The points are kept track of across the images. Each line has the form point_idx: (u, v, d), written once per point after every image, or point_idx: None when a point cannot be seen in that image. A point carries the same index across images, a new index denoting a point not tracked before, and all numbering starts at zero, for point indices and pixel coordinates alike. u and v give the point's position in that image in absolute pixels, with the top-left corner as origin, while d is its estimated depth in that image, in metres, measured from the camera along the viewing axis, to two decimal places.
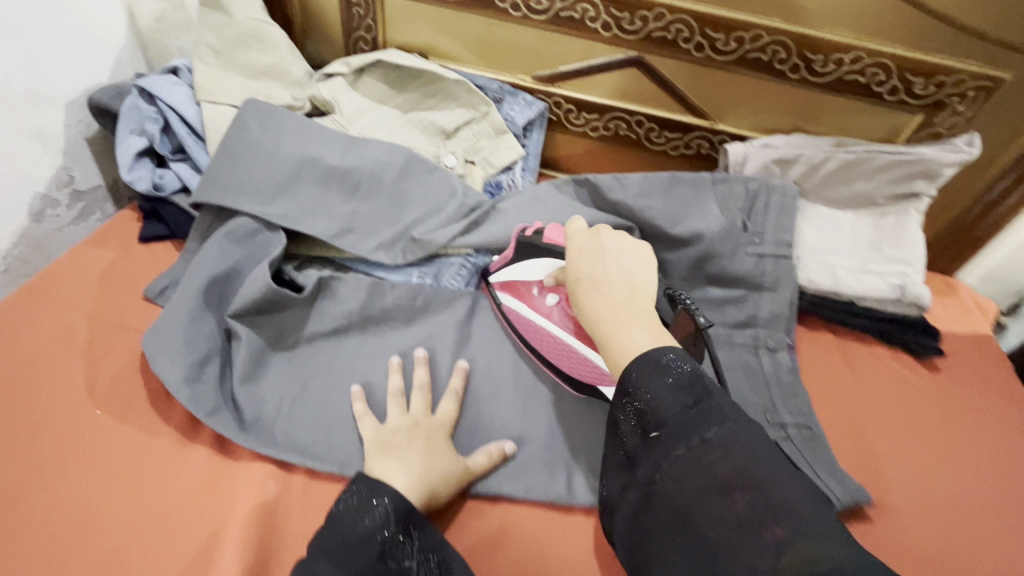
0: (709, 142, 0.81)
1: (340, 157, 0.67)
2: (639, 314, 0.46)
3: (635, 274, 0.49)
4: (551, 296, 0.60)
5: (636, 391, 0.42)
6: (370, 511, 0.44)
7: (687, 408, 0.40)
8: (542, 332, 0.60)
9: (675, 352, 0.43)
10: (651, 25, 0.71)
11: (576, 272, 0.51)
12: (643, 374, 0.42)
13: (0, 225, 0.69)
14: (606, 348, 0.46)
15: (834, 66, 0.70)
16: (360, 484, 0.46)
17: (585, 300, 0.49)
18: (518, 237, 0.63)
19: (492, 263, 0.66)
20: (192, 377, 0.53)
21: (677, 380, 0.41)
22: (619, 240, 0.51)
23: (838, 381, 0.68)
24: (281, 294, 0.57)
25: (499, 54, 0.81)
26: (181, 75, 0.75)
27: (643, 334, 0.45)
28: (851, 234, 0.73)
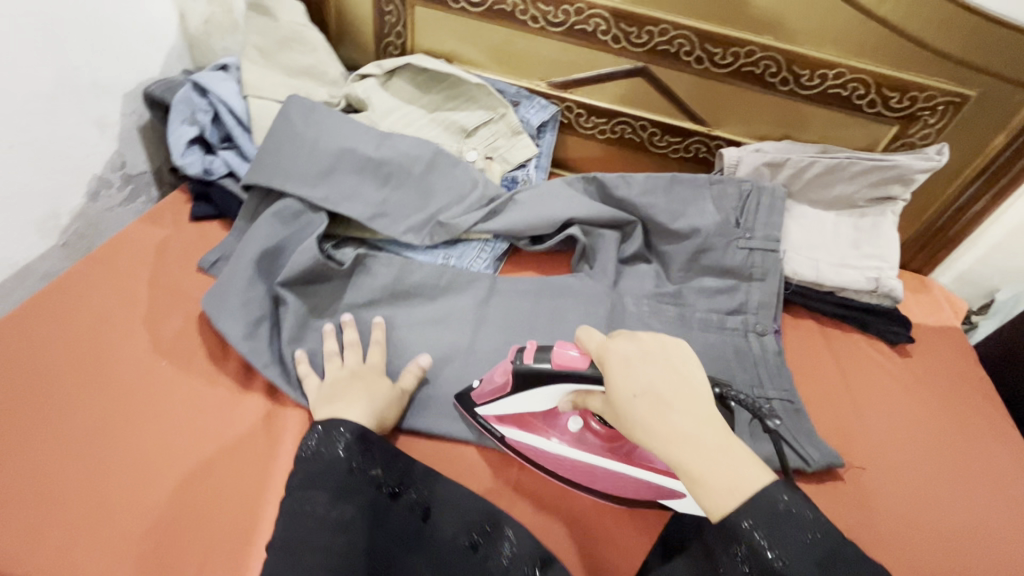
0: (706, 146, 0.89)
1: (375, 149, 0.74)
2: (723, 440, 0.42)
3: (696, 384, 0.45)
4: (572, 421, 0.61)
5: (750, 542, 0.38)
6: (336, 445, 0.52)
7: (826, 573, 0.37)
8: (570, 460, 0.58)
9: (782, 488, 0.40)
10: (657, 39, 0.79)
11: (625, 392, 0.45)
12: (762, 525, 0.38)
13: (62, 201, 0.76)
14: (700, 492, 0.40)
15: (819, 80, 0.78)
16: (321, 426, 0.53)
17: (653, 423, 0.42)
18: (517, 365, 0.56)
19: (474, 390, 0.61)
20: (247, 334, 0.60)
21: (808, 536, 0.38)
22: (659, 341, 0.47)
23: (820, 363, 0.75)
24: (326, 266, 0.65)
25: (517, 62, 0.89)
26: (229, 72, 0.82)
27: (741, 469, 0.40)
28: (832, 232, 0.81)
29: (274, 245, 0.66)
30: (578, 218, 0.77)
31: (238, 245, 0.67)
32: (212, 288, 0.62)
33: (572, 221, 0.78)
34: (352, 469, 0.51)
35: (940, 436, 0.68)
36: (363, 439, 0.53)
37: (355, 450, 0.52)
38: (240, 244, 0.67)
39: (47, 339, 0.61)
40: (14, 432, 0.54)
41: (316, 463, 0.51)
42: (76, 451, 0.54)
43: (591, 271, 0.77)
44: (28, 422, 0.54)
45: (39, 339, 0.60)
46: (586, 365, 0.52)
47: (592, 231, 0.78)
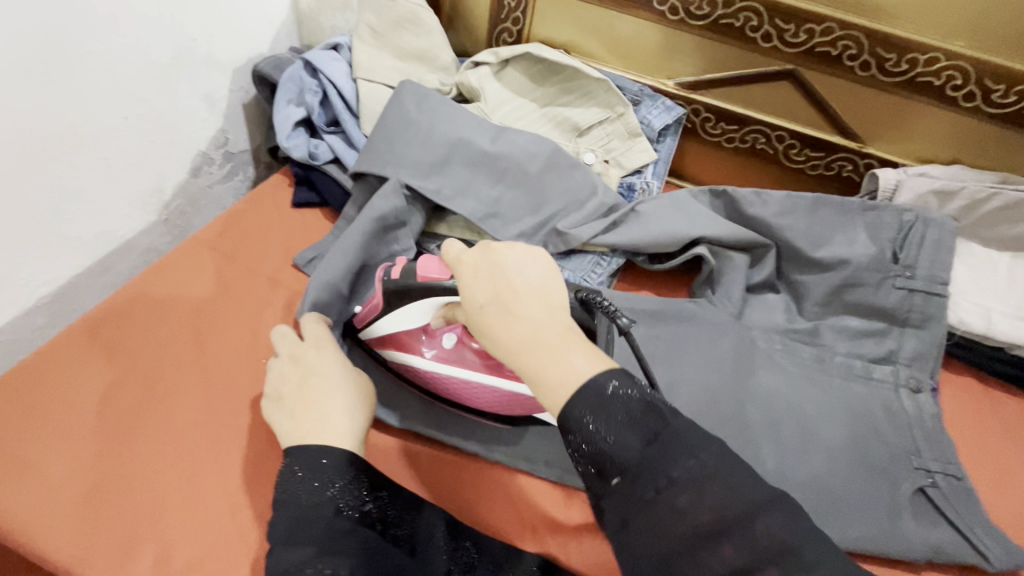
0: (853, 164, 0.78)
1: (490, 143, 0.68)
2: (561, 336, 0.39)
3: (551, 287, 0.41)
4: (446, 338, 0.56)
5: (588, 425, 0.36)
6: (324, 487, 0.44)
7: (647, 444, 0.35)
8: (453, 380, 0.56)
9: (616, 375, 0.37)
10: (817, 39, 0.69)
11: (475, 300, 0.41)
12: (590, 410, 0.36)
13: (167, 176, 0.75)
14: (539, 389, 0.38)
15: (1016, 98, 0.66)
16: (299, 464, 0.45)
17: (495, 329, 0.40)
18: (386, 282, 0.56)
19: (356, 314, 0.59)
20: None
21: (623, 412, 0.36)
22: (515, 247, 0.42)
23: (986, 432, 0.64)
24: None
25: (644, 56, 0.80)
26: (341, 52, 0.78)
27: (581, 359, 0.38)
28: (1010, 278, 0.68)
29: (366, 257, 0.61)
30: (707, 237, 0.69)
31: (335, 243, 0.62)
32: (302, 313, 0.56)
33: (699, 239, 0.69)
34: (342, 508, 0.44)
35: None
36: (359, 468, 0.46)
37: (351, 485, 0.45)
38: (335, 243, 0.61)
39: (155, 323, 0.58)
40: (110, 427, 0.51)
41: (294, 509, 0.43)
42: (178, 453, 0.50)
43: (713, 297, 0.69)
44: (126, 415, 0.51)
45: (138, 325, 0.57)
46: (447, 276, 0.52)
47: (720, 252, 0.70)
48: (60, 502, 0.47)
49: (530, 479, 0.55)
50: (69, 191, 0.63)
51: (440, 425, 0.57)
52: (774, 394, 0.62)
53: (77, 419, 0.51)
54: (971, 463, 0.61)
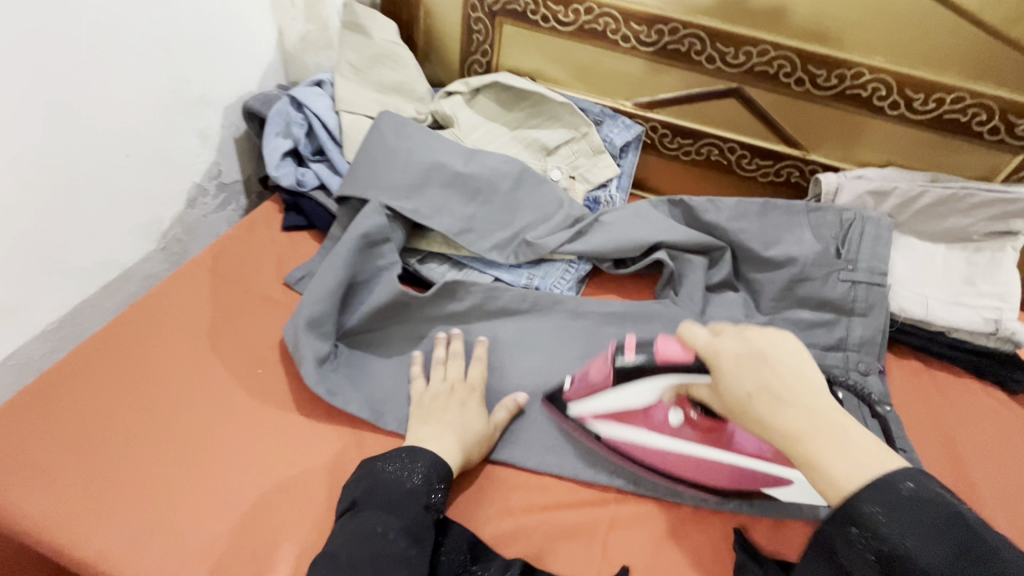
0: (799, 171, 0.85)
1: (464, 164, 0.74)
2: (843, 424, 0.41)
3: (808, 372, 0.43)
4: (673, 413, 0.54)
5: (874, 523, 0.37)
6: (413, 474, 0.50)
7: (956, 558, 0.35)
8: (675, 455, 0.54)
9: (910, 476, 0.38)
10: (754, 59, 0.77)
11: (738, 388, 0.44)
12: (882, 506, 0.37)
13: (166, 207, 0.80)
14: (820, 477, 0.40)
15: (934, 104, 0.73)
16: (404, 449, 0.52)
17: (773, 421, 0.42)
18: (614, 365, 0.54)
19: (567, 389, 0.58)
20: (319, 373, 0.56)
21: (942, 518, 0.36)
22: (754, 331, 0.46)
23: (929, 407, 0.70)
24: (409, 296, 0.62)
25: (603, 81, 0.88)
26: (324, 88, 0.85)
27: (857, 455, 0.39)
28: (943, 267, 0.75)
29: (355, 272, 0.63)
30: (666, 242, 0.74)
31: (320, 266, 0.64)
32: (297, 329, 0.57)
33: (660, 244, 0.75)
34: (428, 504, 0.49)
35: None
36: (442, 474, 0.50)
37: (434, 482, 0.50)
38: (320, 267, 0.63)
39: (157, 338, 0.62)
40: (118, 437, 0.54)
41: (380, 483, 0.49)
42: (178, 456, 0.54)
43: (676, 298, 0.74)
44: (132, 426, 0.55)
45: (141, 343, 0.61)
46: (690, 359, 0.50)
47: (679, 256, 0.75)
48: (77, 506, 0.50)
49: (516, 472, 0.56)
50: (75, 224, 0.69)
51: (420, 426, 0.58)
52: None
53: (88, 431, 0.55)
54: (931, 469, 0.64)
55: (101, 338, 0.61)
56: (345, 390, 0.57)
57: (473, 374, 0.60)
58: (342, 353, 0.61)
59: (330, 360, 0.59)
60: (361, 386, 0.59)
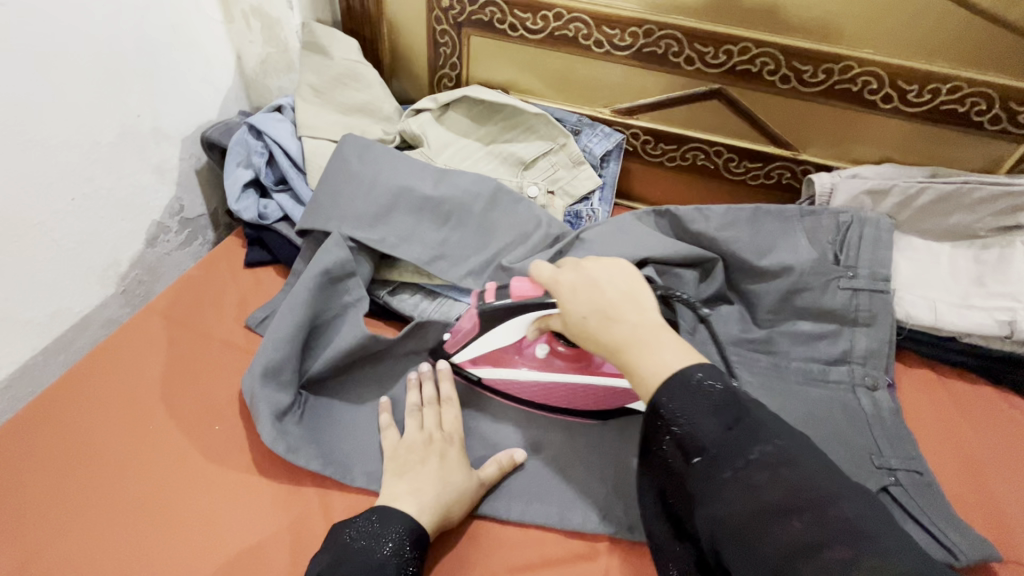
0: (790, 172, 0.80)
1: (433, 187, 0.69)
2: (663, 333, 0.45)
3: (638, 290, 0.48)
4: (538, 348, 0.57)
5: (668, 409, 0.41)
6: (384, 543, 0.44)
7: (728, 429, 0.39)
8: (541, 385, 0.57)
9: (702, 368, 0.41)
10: (736, 58, 0.72)
11: (576, 313, 0.48)
12: (673, 395, 0.41)
13: (123, 247, 0.76)
14: (636, 380, 0.44)
15: (930, 96, 0.68)
16: (373, 513, 0.46)
17: (600, 334, 0.46)
18: (481, 306, 0.55)
19: (446, 341, 0.58)
20: (277, 430, 0.52)
21: (720, 399, 0.40)
22: (600, 260, 0.51)
23: (946, 419, 0.65)
24: (375, 339, 0.57)
25: (579, 88, 0.83)
26: (284, 112, 0.81)
27: (671, 352, 0.43)
28: (951, 267, 0.71)
29: (316, 313, 0.58)
30: (653, 257, 0.70)
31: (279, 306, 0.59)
32: (251, 381, 0.53)
33: (646, 260, 0.70)
34: (398, 574, 0.43)
35: None
36: (416, 535, 0.45)
37: (407, 551, 0.44)
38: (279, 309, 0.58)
39: (108, 396, 0.57)
40: (60, 513, 0.50)
41: (344, 552, 0.44)
42: (126, 530, 0.49)
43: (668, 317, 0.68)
44: (77, 500, 0.50)
45: (89, 404, 0.57)
46: (540, 293, 0.53)
47: (668, 271, 0.71)
48: None
49: (499, 526, 0.51)
50: (21, 274, 0.64)
51: None
52: None
53: (27, 509, 0.50)
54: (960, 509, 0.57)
55: (38, 404, 0.55)
56: (309, 445, 0.53)
57: (448, 420, 0.55)
58: (308, 402, 0.56)
59: (294, 412, 0.54)
60: (326, 438, 0.54)
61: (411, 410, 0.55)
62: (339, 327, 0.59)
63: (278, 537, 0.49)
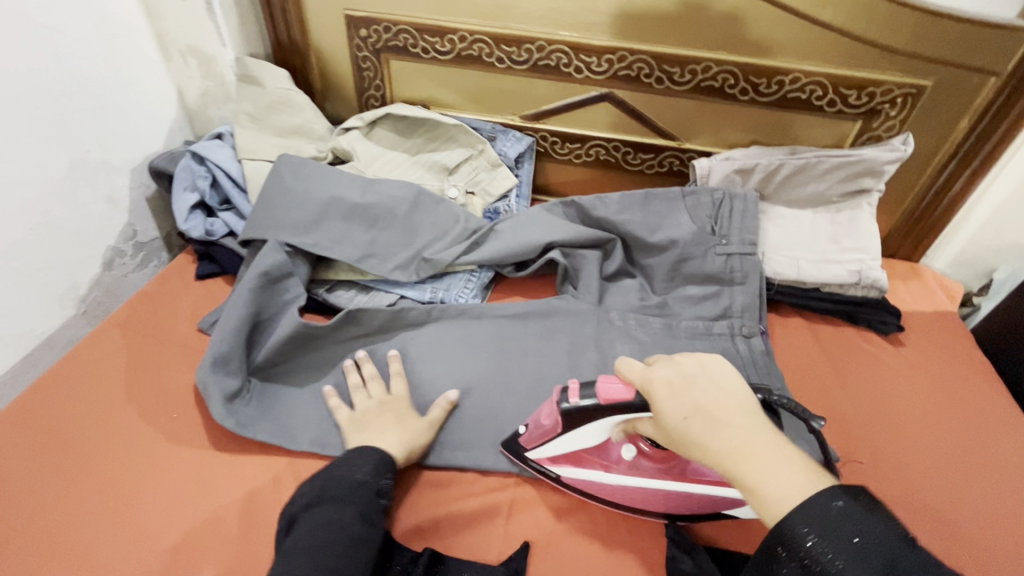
0: (679, 159, 0.92)
1: (361, 195, 0.78)
2: (770, 443, 0.42)
3: (738, 391, 0.45)
4: (626, 450, 0.56)
5: (808, 540, 0.37)
6: (362, 469, 0.53)
7: (888, 575, 0.35)
8: (635, 490, 0.56)
9: (838, 494, 0.38)
10: (616, 65, 0.84)
11: (673, 414, 0.45)
12: (813, 526, 0.37)
13: (81, 272, 0.83)
14: (755, 499, 0.40)
15: (777, 87, 0.81)
16: (349, 452, 0.55)
17: (706, 442, 0.42)
18: (563, 406, 0.55)
19: (523, 435, 0.59)
20: (227, 409, 0.60)
21: (866, 539, 0.36)
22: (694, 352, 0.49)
23: (809, 356, 0.77)
24: (309, 327, 0.66)
25: (490, 99, 0.94)
26: (224, 139, 0.89)
27: (790, 474, 0.40)
28: (812, 229, 0.83)
29: (258, 311, 0.67)
30: (558, 242, 0.80)
31: (225, 309, 0.67)
32: (202, 371, 0.61)
33: (552, 245, 0.80)
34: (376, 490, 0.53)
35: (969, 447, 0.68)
36: (387, 462, 0.55)
37: (383, 473, 0.54)
38: (225, 310, 0.66)
39: (73, 399, 0.64)
40: (34, 499, 0.56)
41: (331, 481, 0.52)
42: (94, 507, 0.56)
43: (576, 292, 0.79)
44: (51, 488, 0.57)
45: (56, 408, 0.63)
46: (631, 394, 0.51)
47: (572, 252, 0.81)
48: None
49: (424, 472, 0.61)
50: None
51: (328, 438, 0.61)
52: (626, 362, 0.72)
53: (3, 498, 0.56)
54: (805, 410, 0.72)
55: (9, 410, 0.62)
56: (258, 421, 0.61)
57: (393, 387, 0.64)
58: (257, 387, 0.64)
59: (243, 396, 0.63)
60: (272, 415, 0.62)
61: (355, 389, 0.64)
62: (280, 322, 0.67)
63: (231, 496, 0.57)
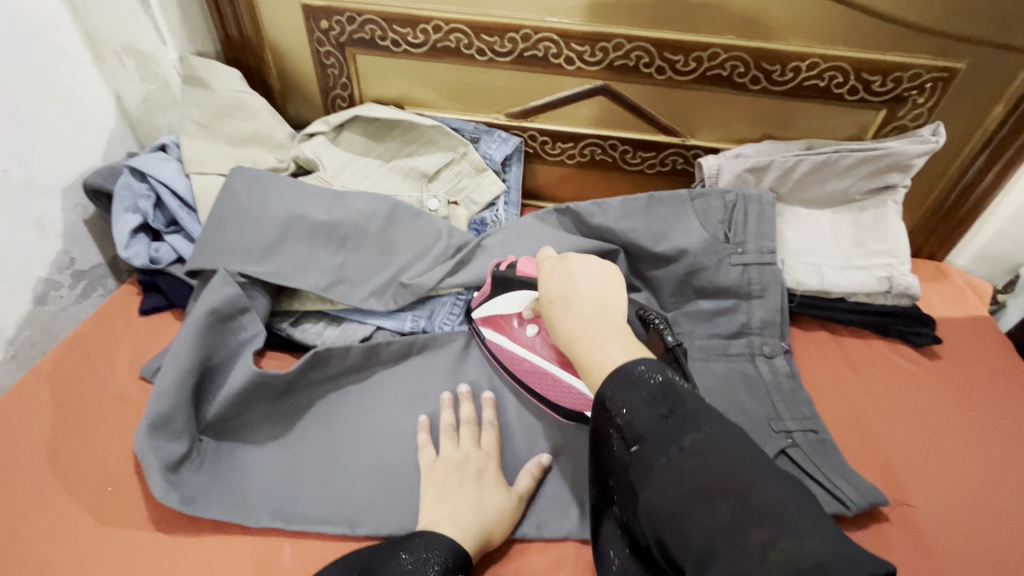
0: (683, 157, 0.84)
1: (326, 212, 0.68)
2: (605, 328, 0.45)
3: (607, 294, 0.48)
4: (531, 326, 0.59)
5: (613, 406, 0.40)
6: (429, 567, 0.44)
7: (663, 418, 0.38)
8: (528, 364, 0.58)
9: (650, 363, 0.41)
10: (612, 54, 0.74)
11: (547, 295, 0.50)
12: (618, 390, 0.40)
13: (6, 311, 0.72)
14: (584, 368, 0.44)
15: (792, 74, 0.72)
16: (416, 536, 0.46)
17: (559, 321, 0.48)
18: (494, 272, 0.63)
19: (473, 299, 0.67)
20: (170, 481, 0.50)
21: (656, 392, 0.39)
22: (588, 257, 0.52)
23: (837, 374, 0.70)
24: (269, 376, 0.56)
25: (471, 96, 0.84)
26: (169, 151, 0.78)
27: (615, 348, 0.43)
28: (833, 232, 0.75)
29: (207, 356, 0.57)
30: None
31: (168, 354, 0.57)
32: (139, 437, 0.51)
33: None
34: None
35: (1018, 474, 0.61)
36: (458, 558, 0.45)
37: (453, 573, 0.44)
38: (167, 356, 0.57)
39: None
40: None
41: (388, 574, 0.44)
42: None
43: None
44: None
45: None
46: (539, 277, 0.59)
47: None
48: None
49: None
50: None
51: (293, 505, 0.52)
52: None
53: None
54: (852, 460, 0.62)
55: None
56: (208, 493, 0.52)
57: (485, 438, 0.56)
58: (208, 449, 0.55)
59: (192, 460, 0.53)
60: (226, 483, 0.53)
61: (446, 431, 0.56)
62: (233, 368, 0.57)
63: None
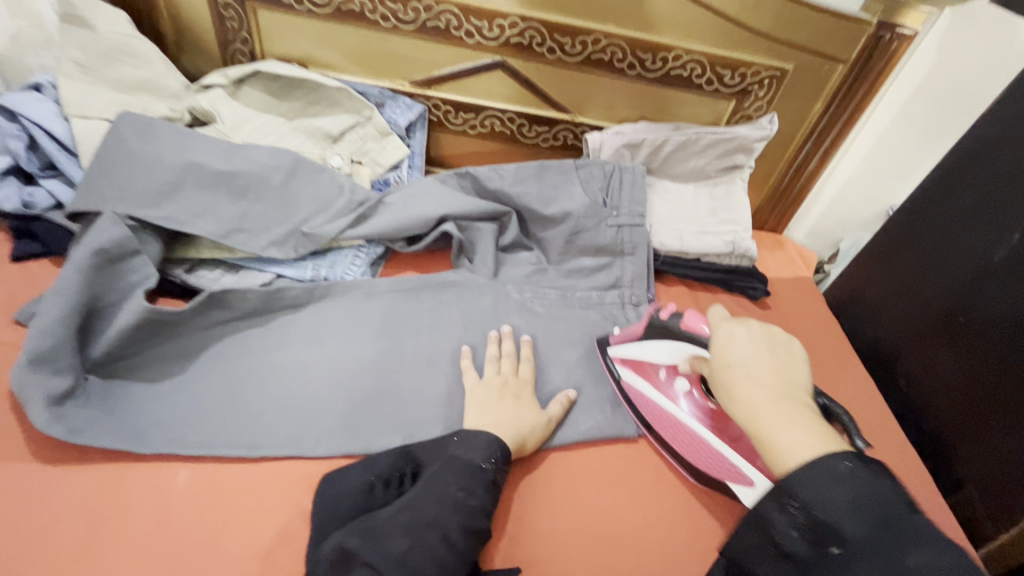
0: (573, 133, 0.93)
1: (225, 162, 0.69)
2: (793, 408, 0.43)
3: (789, 370, 0.46)
4: (681, 381, 0.62)
5: (803, 495, 0.38)
6: (475, 450, 0.52)
7: (873, 527, 0.36)
8: (671, 420, 0.61)
9: (848, 456, 0.39)
10: (508, 32, 0.81)
11: (726, 357, 0.48)
12: (815, 481, 0.38)
13: None
14: (767, 447, 0.42)
15: (661, 63, 0.83)
16: (461, 433, 0.54)
17: (737, 387, 0.46)
18: (653, 317, 0.64)
19: (613, 336, 0.68)
20: (54, 414, 0.51)
21: (850, 491, 0.37)
22: (774, 329, 0.50)
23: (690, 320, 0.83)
24: (161, 315, 0.57)
25: (376, 62, 0.87)
26: (44, 92, 0.73)
27: (803, 437, 0.41)
28: (693, 203, 0.88)
29: (93, 296, 0.56)
30: (452, 214, 0.76)
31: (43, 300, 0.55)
32: (17, 370, 0.50)
33: (446, 218, 0.76)
34: (491, 481, 0.51)
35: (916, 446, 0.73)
36: (502, 452, 0.53)
37: (498, 461, 0.53)
38: (44, 300, 0.55)
39: None
40: None
41: (447, 457, 0.52)
42: None
43: (472, 265, 0.76)
44: None
45: None
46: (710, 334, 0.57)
47: (467, 226, 0.77)
48: None
49: (307, 463, 0.55)
50: None
51: (185, 433, 0.54)
52: (522, 334, 0.70)
53: None
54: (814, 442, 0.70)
55: None
56: (95, 424, 0.52)
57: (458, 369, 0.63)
58: (96, 387, 0.55)
59: (76, 396, 0.53)
60: (116, 416, 0.53)
61: (361, 372, 0.62)
62: (121, 311, 0.57)
63: (60, 514, 0.48)
